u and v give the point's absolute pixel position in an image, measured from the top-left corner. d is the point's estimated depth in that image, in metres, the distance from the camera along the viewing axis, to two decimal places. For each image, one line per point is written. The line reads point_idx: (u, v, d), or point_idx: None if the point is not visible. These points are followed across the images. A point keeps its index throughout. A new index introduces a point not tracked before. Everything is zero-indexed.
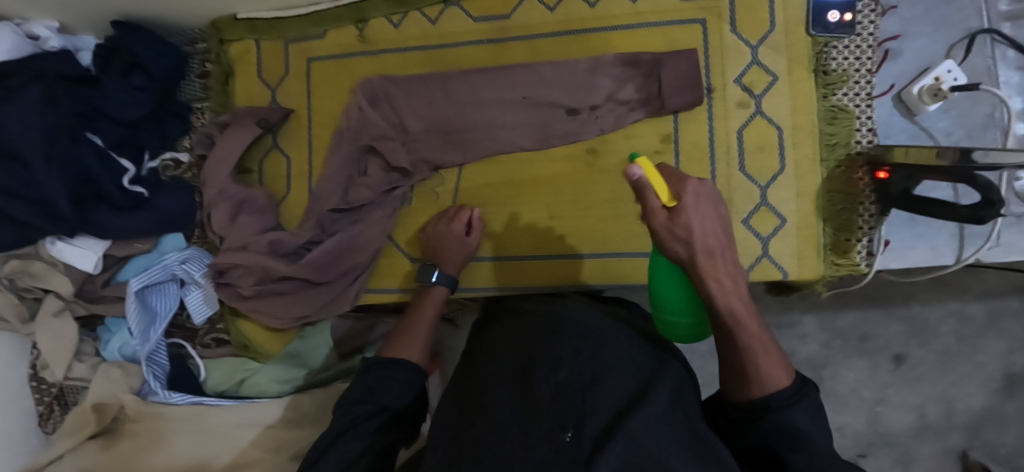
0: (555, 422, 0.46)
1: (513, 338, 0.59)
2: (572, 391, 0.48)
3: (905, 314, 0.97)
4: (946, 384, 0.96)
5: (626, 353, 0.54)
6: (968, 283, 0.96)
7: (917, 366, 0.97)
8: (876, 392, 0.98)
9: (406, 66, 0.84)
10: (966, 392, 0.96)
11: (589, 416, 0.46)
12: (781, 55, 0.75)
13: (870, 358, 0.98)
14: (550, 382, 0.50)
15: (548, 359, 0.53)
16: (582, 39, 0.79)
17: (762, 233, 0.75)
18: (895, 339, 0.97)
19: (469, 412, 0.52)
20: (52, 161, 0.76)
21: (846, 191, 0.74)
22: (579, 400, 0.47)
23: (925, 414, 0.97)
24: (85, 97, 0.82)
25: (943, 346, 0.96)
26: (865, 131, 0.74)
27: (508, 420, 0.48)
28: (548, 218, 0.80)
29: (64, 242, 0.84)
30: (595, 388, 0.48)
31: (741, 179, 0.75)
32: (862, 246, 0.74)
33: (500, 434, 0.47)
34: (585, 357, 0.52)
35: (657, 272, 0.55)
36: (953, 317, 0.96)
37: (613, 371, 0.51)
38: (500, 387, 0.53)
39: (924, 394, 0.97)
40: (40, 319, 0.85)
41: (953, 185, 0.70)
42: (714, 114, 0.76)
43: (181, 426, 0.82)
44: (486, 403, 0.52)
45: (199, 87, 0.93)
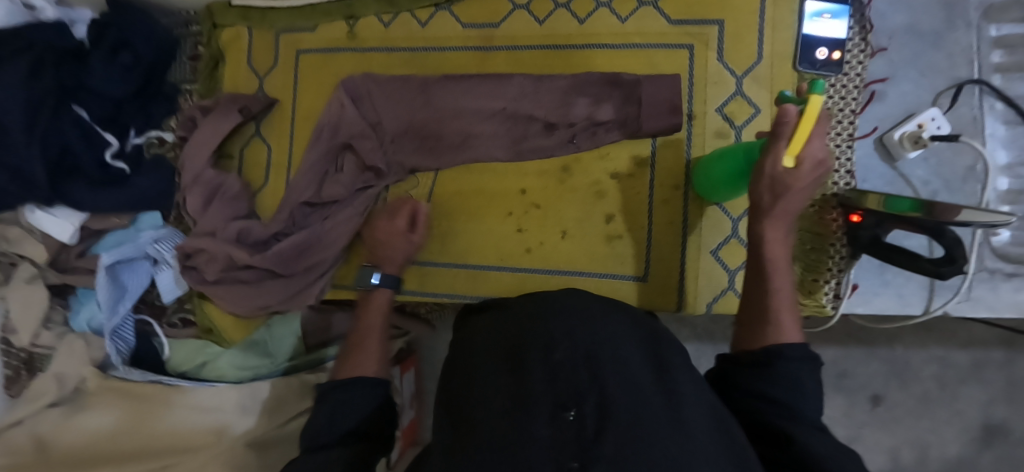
0: (554, 401, 0.45)
1: (504, 325, 0.58)
2: (569, 372, 0.47)
3: (887, 356, 0.96)
4: (921, 429, 0.95)
5: (620, 335, 0.53)
6: (955, 330, 0.95)
7: (895, 408, 0.95)
8: (850, 431, 0.96)
9: (393, 66, 0.84)
10: (943, 439, 0.94)
11: (588, 391, 0.45)
12: (763, 88, 0.74)
13: (848, 395, 0.96)
14: (546, 365, 0.48)
15: (541, 343, 0.51)
16: (566, 56, 0.79)
17: (729, 266, 0.74)
18: (874, 379, 0.96)
19: (462, 400, 0.50)
20: (32, 133, 0.79)
21: (817, 232, 0.73)
22: (576, 377, 0.46)
23: (898, 456, 0.95)
24: (72, 72, 0.84)
25: (922, 390, 0.95)
26: (843, 172, 0.72)
27: (504, 404, 0.46)
28: (516, 232, 0.79)
29: (43, 211, 0.85)
30: (594, 367, 0.47)
31: (713, 209, 0.74)
32: (829, 288, 0.72)
33: (497, 419, 0.45)
34: (576, 338, 0.51)
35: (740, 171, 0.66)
36: (936, 362, 0.95)
37: (606, 348, 0.50)
38: (492, 373, 0.51)
39: (900, 436, 0.95)
40: (13, 284, 0.86)
41: (927, 236, 0.68)
42: (690, 142, 0.75)
43: (153, 404, 0.83)
44: (480, 387, 0.50)
45: (188, 69, 0.93)
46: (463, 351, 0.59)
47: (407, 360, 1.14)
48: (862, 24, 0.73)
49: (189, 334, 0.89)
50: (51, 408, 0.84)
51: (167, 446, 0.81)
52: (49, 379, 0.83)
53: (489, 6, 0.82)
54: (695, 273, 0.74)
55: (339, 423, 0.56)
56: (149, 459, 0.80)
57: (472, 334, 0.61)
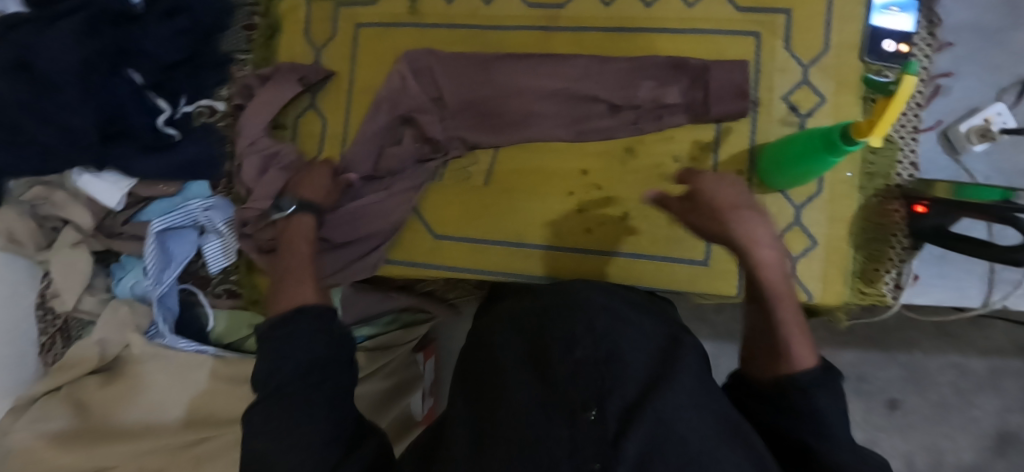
0: (577, 401, 0.44)
1: (523, 314, 0.57)
2: (591, 369, 0.46)
3: (905, 360, 0.98)
4: (937, 435, 0.97)
5: (640, 334, 0.52)
6: (973, 336, 0.95)
7: (911, 412, 0.98)
8: (866, 434, 0.99)
9: (453, 44, 0.83)
10: (957, 445, 0.96)
11: (610, 392, 0.44)
12: (829, 78, 0.75)
13: (865, 398, 0.99)
14: (568, 360, 0.48)
15: (562, 337, 0.50)
16: (631, 38, 0.79)
17: (791, 253, 0.74)
18: (891, 384, 0.98)
19: (490, 394, 0.52)
20: (89, 95, 0.78)
21: (878, 222, 0.73)
22: (599, 377, 0.45)
23: (912, 460, 0.97)
24: (128, 34, 0.82)
25: (938, 396, 0.97)
26: (908, 163, 0.73)
27: (534, 402, 0.47)
28: (577, 212, 0.79)
29: (91, 175, 0.84)
30: (615, 364, 0.46)
31: (777, 196, 0.74)
32: (890, 278, 0.73)
33: (525, 420, 0.46)
34: (599, 333, 0.49)
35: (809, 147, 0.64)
36: (953, 368, 0.96)
37: (626, 347, 0.48)
38: (516, 369, 0.51)
39: (914, 442, 0.98)
40: (57, 247, 0.85)
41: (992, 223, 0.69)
42: (756, 129, 0.75)
43: (187, 373, 0.82)
44: (506, 386, 0.51)
45: (243, 39, 0.89)
46: (487, 342, 0.58)
47: (427, 347, 1.18)
48: (929, 18, 0.73)
49: (232, 304, 0.87)
50: (91, 374, 0.83)
51: (205, 417, 0.81)
52: (91, 344, 0.81)
53: None
54: None
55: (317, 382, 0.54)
56: (188, 431, 0.80)
57: (495, 324, 0.60)
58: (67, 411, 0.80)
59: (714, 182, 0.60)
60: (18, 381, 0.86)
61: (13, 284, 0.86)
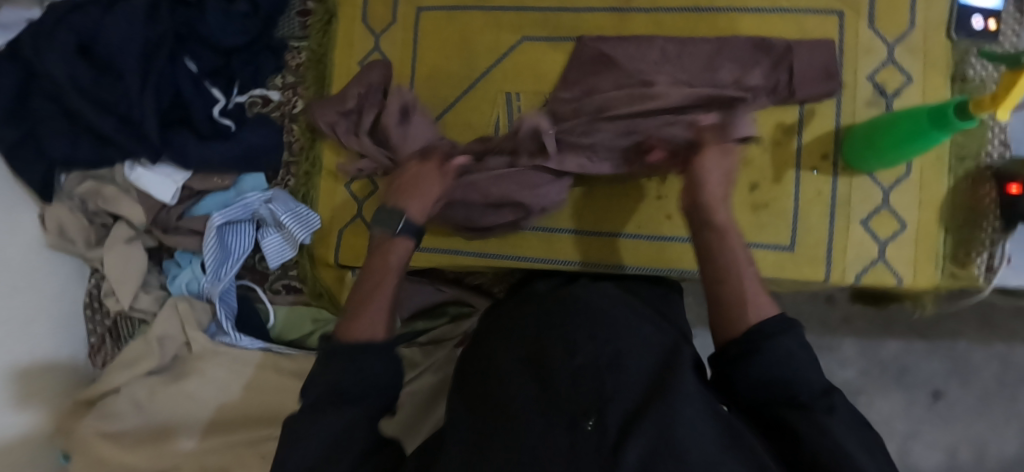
0: (576, 407, 0.42)
1: (523, 326, 0.55)
2: (592, 375, 0.45)
3: (947, 351, 0.96)
4: (980, 427, 0.94)
5: (639, 341, 0.50)
6: (1016, 325, 0.94)
7: (955, 405, 0.95)
8: (907, 426, 0.96)
9: (522, 27, 0.80)
10: (1001, 437, 0.93)
11: (609, 400, 0.42)
12: (917, 58, 0.73)
13: (907, 390, 0.96)
14: (568, 367, 0.46)
15: (562, 346, 0.49)
16: (710, 18, 0.76)
17: (880, 237, 0.72)
18: (934, 375, 0.96)
19: (480, 400, 0.48)
20: (147, 80, 0.75)
21: (969, 204, 0.71)
22: (599, 382, 0.44)
23: (954, 453, 0.94)
24: (187, 18, 0.79)
25: (982, 388, 0.94)
26: (998, 143, 0.71)
27: (527, 407, 0.44)
28: (658, 199, 0.77)
29: (143, 169, 0.80)
30: (617, 369, 0.45)
31: (863, 180, 0.73)
32: (982, 261, 0.71)
33: (517, 426, 0.42)
34: (601, 339, 0.49)
35: (908, 126, 0.62)
36: (995, 359, 0.94)
37: (631, 357, 0.47)
38: (513, 377, 0.48)
39: (957, 433, 0.95)
40: (110, 244, 0.81)
41: None
42: (842, 111, 0.73)
43: (251, 371, 0.79)
44: (500, 393, 0.47)
45: (298, 25, 0.87)
46: (487, 355, 0.55)
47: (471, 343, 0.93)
48: None
49: (297, 300, 0.86)
50: (149, 375, 0.78)
51: (264, 415, 0.77)
52: (150, 343, 0.78)
53: None
54: (846, 243, 0.72)
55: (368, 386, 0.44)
56: (244, 431, 0.76)
57: (494, 333, 0.58)
58: (128, 412, 0.76)
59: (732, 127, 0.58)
60: (65, 383, 0.81)
61: (62, 282, 0.82)
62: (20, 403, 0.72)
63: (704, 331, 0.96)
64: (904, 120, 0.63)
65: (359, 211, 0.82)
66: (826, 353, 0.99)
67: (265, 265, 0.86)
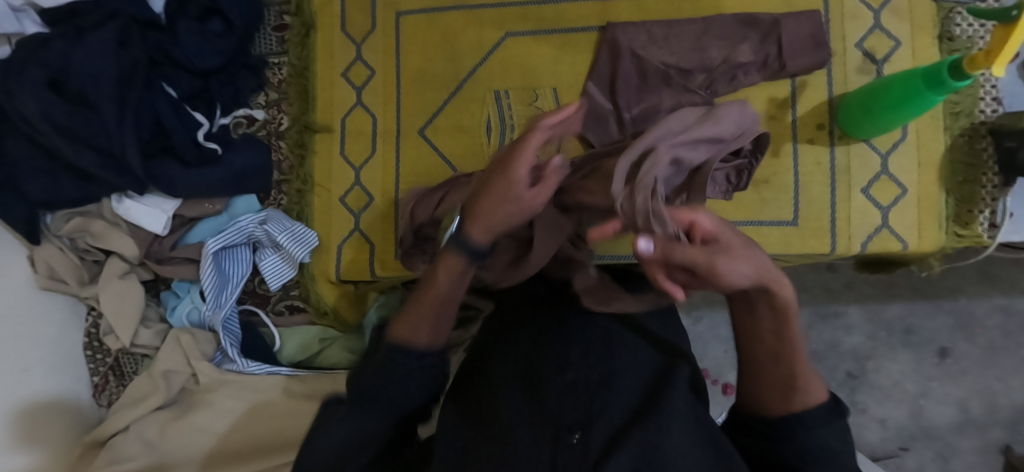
0: (563, 425, 0.40)
1: (518, 336, 0.54)
2: (582, 390, 0.43)
3: (952, 307, 0.96)
4: (989, 379, 0.94)
5: (634, 359, 0.49)
6: (1017, 276, 0.94)
7: (963, 361, 0.95)
8: (919, 385, 0.96)
9: (504, 23, 0.79)
10: (1011, 387, 0.94)
11: (597, 416, 0.40)
12: (903, 21, 0.73)
13: (915, 351, 0.97)
14: (558, 382, 0.45)
15: (555, 360, 0.48)
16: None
17: (882, 203, 0.72)
18: (940, 332, 0.96)
19: (473, 418, 0.46)
20: (125, 109, 0.73)
21: (969, 162, 0.71)
22: (586, 400, 0.42)
23: (966, 408, 0.95)
24: (158, 42, 0.77)
25: (988, 341, 0.95)
26: (989, 99, 0.71)
27: (517, 424, 0.42)
28: None
29: (131, 200, 0.79)
30: (608, 389, 0.43)
31: (861, 148, 0.72)
32: (983, 219, 0.71)
33: (503, 451, 0.40)
34: (594, 357, 0.47)
35: (906, 86, 0.61)
36: (1000, 311, 0.95)
37: (627, 375, 0.46)
38: (505, 393, 0.46)
39: (967, 388, 0.95)
40: (104, 280, 0.79)
41: None
42: (833, 81, 0.73)
43: (260, 395, 0.77)
44: (490, 408, 0.46)
45: (275, 41, 0.86)
46: (476, 369, 0.54)
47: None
48: None
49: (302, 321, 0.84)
50: (159, 410, 0.77)
51: (276, 440, 0.75)
52: (157, 377, 0.76)
53: None
54: (849, 212, 0.72)
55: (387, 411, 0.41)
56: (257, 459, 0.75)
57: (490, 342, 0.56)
58: (141, 450, 0.74)
59: (668, 246, 0.33)
60: (71, 430, 0.79)
61: (60, 322, 0.81)
62: (27, 444, 0.70)
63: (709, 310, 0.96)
64: (903, 80, 0.62)
65: (357, 225, 0.82)
66: (832, 320, 0.99)
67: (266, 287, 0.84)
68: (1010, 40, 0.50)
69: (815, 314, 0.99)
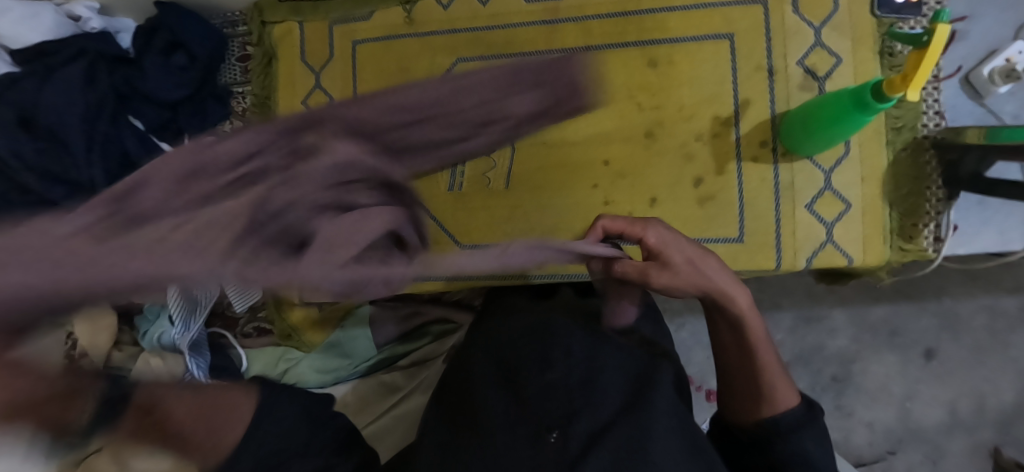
0: (542, 424, 0.49)
1: (501, 338, 0.61)
2: (562, 391, 0.52)
3: (936, 308, 0.96)
4: (976, 381, 0.95)
5: (617, 354, 0.57)
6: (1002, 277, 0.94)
7: (950, 364, 0.96)
8: (905, 388, 0.96)
9: (456, 49, 0.81)
10: (999, 388, 0.94)
11: (575, 415, 0.49)
12: (844, 36, 0.73)
13: (900, 352, 0.96)
14: (540, 381, 0.54)
15: (537, 362, 0.56)
16: (638, 21, 0.77)
17: (826, 219, 0.73)
18: (926, 334, 0.95)
19: (461, 411, 0.54)
20: (93, 143, 0.76)
21: (913, 175, 0.72)
22: (567, 399, 0.51)
23: (955, 410, 0.95)
24: (124, 77, 0.80)
25: (974, 340, 0.95)
26: (932, 114, 0.72)
27: (503, 421, 0.50)
28: (604, 204, 0.77)
29: None
30: (587, 389, 0.52)
31: (805, 164, 0.73)
32: (929, 232, 0.71)
33: (500, 437, 0.49)
34: (577, 359, 0.56)
35: (838, 106, 0.62)
36: (985, 310, 0.95)
37: (606, 373, 0.54)
38: (491, 390, 0.55)
39: (955, 389, 0.95)
40: None
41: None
42: (776, 98, 0.74)
43: None
44: (478, 403, 0.54)
45: (239, 71, 0.89)
46: (463, 363, 0.61)
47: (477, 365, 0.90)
48: None
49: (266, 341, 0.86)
50: None
51: None
52: None
53: None
54: (793, 227, 0.73)
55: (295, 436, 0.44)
56: None
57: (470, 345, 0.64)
58: None
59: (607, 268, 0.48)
60: None
61: None
62: None
63: (690, 316, 0.95)
64: (834, 100, 0.63)
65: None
66: (815, 325, 0.97)
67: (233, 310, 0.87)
68: (926, 64, 0.52)
69: (799, 318, 0.97)
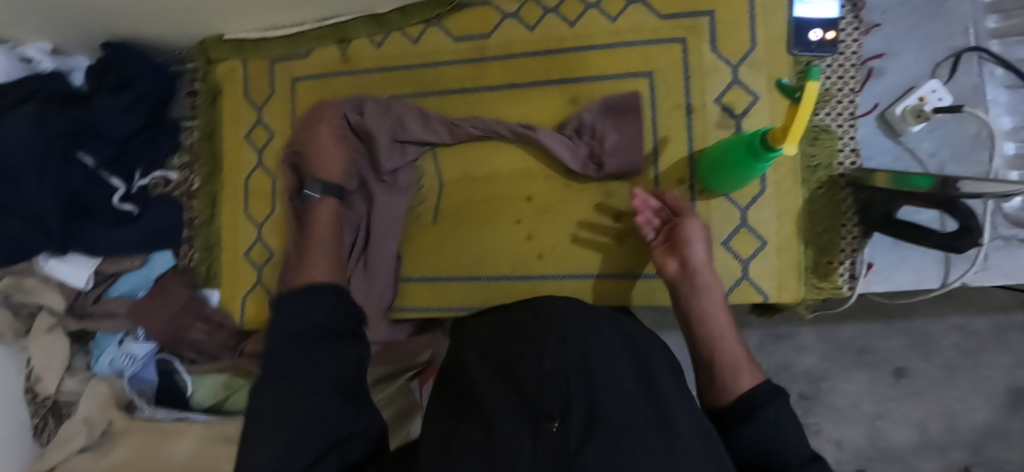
0: (541, 412, 0.42)
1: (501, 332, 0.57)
2: (561, 376, 0.45)
3: (906, 327, 0.87)
4: (948, 400, 0.86)
5: (613, 346, 0.52)
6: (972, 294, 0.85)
7: (922, 383, 0.87)
8: (873, 407, 0.88)
9: (388, 86, 0.84)
10: (971, 407, 0.85)
11: (575, 399, 0.43)
12: (761, 75, 0.74)
13: (870, 371, 0.88)
14: (537, 370, 0.47)
15: (533, 354, 0.49)
16: (561, 59, 0.79)
17: (742, 255, 0.74)
18: (894, 352, 0.87)
19: (460, 408, 0.49)
20: (45, 176, 0.79)
21: (828, 213, 0.72)
22: (566, 384, 0.44)
23: (925, 430, 0.87)
24: (74, 114, 0.82)
25: (945, 361, 0.86)
26: (848, 151, 0.72)
27: (502, 408, 0.44)
28: (527, 239, 0.79)
29: (57, 259, 0.86)
30: (589, 374, 0.46)
31: (721, 201, 0.74)
32: (844, 269, 0.72)
33: (492, 427, 0.43)
34: (571, 344, 0.49)
35: (738, 152, 0.64)
36: (956, 330, 0.86)
37: (603, 358, 0.49)
38: (488, 385, 0.49)
39: (926, 408, 0.87)
40: (33, 335, 0.87)
41: (941, 211, 0.66)
42: (693, 136, 0.75)
43: (167, 440, 0.80)
44: (478, 399, 0.48)
45: (187, 106, 0.94)
46: (461, 372, 0.55)
47: (424, 370, 0.91)
48: (852, 2, 0.72)
49: (208, 367, 0.87)
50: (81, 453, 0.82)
51: None
52: (78, 423, 0.82)
53: (480, 17, 0.81)
54: None
55: (281, 327, 0.55)
56: None
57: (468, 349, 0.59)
58: None
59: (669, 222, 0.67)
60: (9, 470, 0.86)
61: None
62: None
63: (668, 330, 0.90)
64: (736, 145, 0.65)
65: (259, 278, 0.87)
66: (783, 341, 0.91)
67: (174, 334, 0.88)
68: (800, 117, 0.53)
69: (766, 334, 0.91)
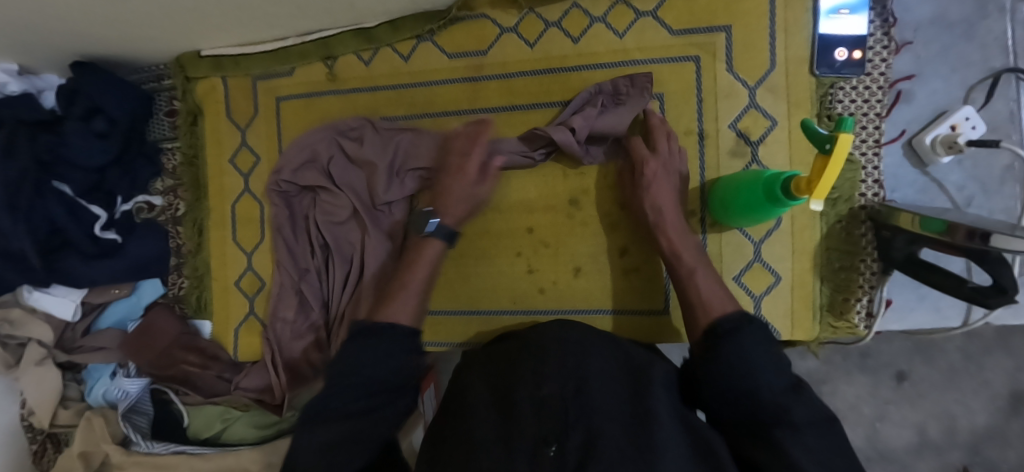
0: (536, 435, 0.41)
1: (493, 349, 0.56)
2: (557, 405, 0.42)
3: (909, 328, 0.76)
4: (948, 402, 0.75)
5: (604, 360, 0.48)
6: None
7: (923, 386, 0.76)
8: (872, 409, 0.78)
9: (378, 107, 0.79)
10: (971, 409, 0.75)
11: (571, 425, 0.41)
12: (779, 98, 0.68)
13: (871, 374, 0.77)
14: (534, 397, 0.44)
15: (529, 374, 0.46)
16: (563, 79, 0.73)
17: (754, 291, 0.70)
18: (898, 355, 0.76)
19: (448, 418, 0.48)
20: (17, 213, 0.75)
21: (846, 248, 0.68)
22: (564, 411, 0.42)
23: (924, 432, 0.76)
24: (47, 145, 0.78)
25: (948, 364, 0.75)
26: (871, 182, 0.67)
27: (489, 438, 0.42)
28: (527, 272, 0.75)
29: (41, 291, 0.82)
30: (583, 398, 0.43)
31: (732, 233, 0.70)
32: (861, 306, 0.68)
33: (480, 458, 0.41)
34: (571, 369, 0.46)
35: (755, 193, 0.60)
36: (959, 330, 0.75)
37: (600, 379, 0.45)
38: (481, 403, 0.47)
39: (924, 410, 0.76)
40: (22, 367, 0.84)
41: (970, 261, 0.65)
42: (705, 164, 0.70)
43: None
44: (467, 415, 0.46)
45: (167, 126, 0.89)
46: (458, 386, 0.53)
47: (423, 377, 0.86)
48: (883, 17, 0.66)
49: (202, 400, 0.85)
50: None
51: None
52: (74, 459, 0.80)
53: (475, 32, 0.75)
54: None
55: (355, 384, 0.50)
56: None
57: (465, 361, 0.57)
58: None
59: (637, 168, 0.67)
60: None
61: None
62: None
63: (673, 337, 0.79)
64: (751, 186, 0.60)
65: (251, 309, 0.85)
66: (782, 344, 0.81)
67: (160, 368, 0.84)
68: (832, 169, 0.48)
69: None
